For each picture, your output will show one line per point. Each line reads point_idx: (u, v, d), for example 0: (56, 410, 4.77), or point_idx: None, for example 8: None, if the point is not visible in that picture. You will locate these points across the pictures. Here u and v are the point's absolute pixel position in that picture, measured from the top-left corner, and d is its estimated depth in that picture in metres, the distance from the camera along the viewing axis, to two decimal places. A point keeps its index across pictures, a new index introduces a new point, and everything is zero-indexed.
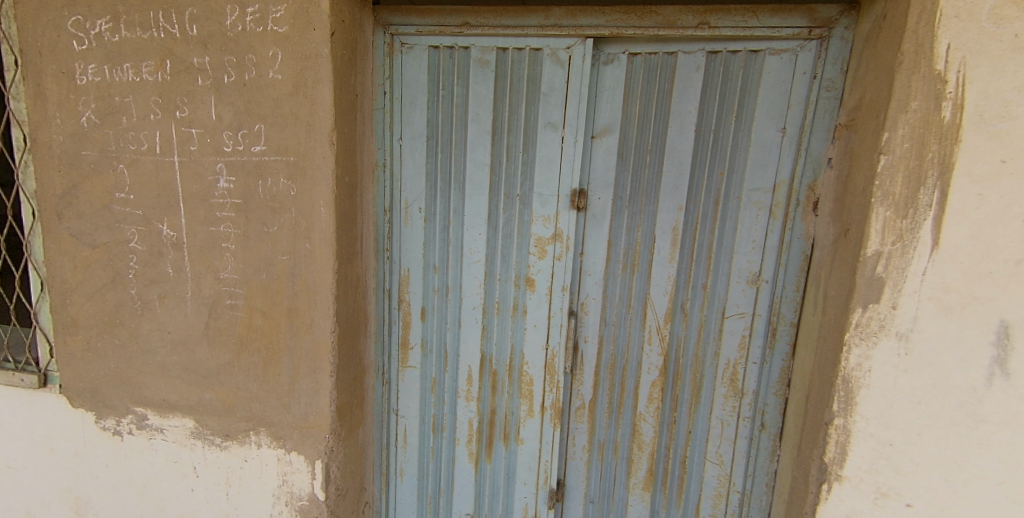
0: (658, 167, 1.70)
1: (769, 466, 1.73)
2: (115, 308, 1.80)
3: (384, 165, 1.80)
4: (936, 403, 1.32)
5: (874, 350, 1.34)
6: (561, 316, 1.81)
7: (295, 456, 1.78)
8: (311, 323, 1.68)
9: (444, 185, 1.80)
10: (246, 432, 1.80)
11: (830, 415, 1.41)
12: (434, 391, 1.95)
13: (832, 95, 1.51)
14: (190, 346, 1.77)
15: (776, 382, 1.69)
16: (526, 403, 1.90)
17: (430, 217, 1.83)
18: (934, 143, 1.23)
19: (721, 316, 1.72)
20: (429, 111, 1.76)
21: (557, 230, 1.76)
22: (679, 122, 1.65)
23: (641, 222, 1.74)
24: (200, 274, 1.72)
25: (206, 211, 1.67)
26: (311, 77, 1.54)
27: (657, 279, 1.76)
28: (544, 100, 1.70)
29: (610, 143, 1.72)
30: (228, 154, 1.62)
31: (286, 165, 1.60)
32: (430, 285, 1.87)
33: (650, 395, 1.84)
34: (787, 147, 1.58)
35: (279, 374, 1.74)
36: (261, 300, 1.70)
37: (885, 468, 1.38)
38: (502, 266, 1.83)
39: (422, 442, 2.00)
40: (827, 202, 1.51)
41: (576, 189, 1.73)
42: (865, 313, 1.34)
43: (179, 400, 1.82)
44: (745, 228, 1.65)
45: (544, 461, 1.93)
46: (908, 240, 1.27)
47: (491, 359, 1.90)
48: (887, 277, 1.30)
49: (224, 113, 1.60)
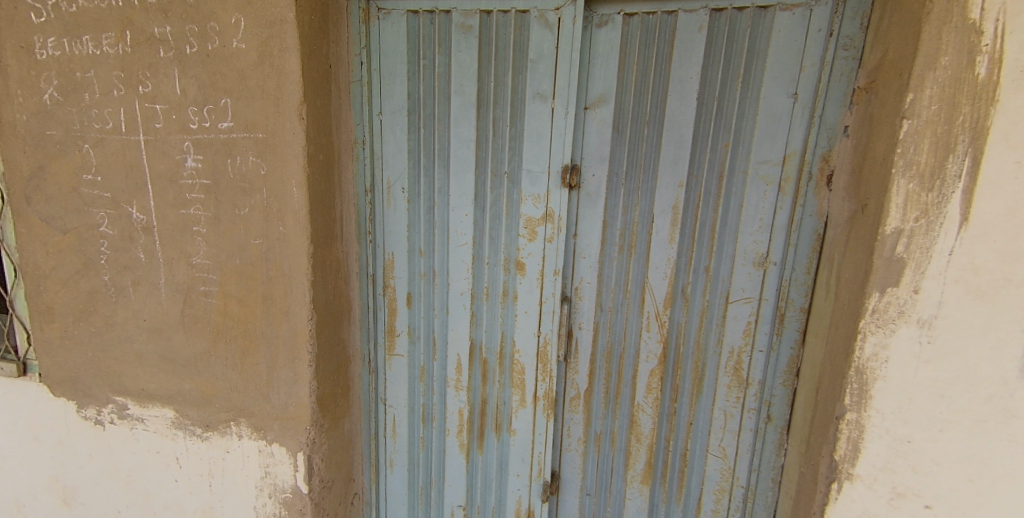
0: (657, 140, 1.56)
1: (775, 460, 1.63)
2: (89, 295, 1.73)
3: (363, 142, 1.69)
4: (961, 397, 1.19)
5: (892, 338, 1.21)
6: (553, 302, 1.71)
7: (276, 448, 1.71)
8: (287, 311, 1.60)
9: (427, 163, 1.69)
10: (227, 423, 1.73)
11: (842, 409, 1.29)
12: (423, 380, 1.87)
13: (851, 55, 1.35)
14: (166, 335, 1.70)
15: (784, 372, 1.57)
16: (518, 393, 1.82)
17: (414, 197, 1.72)
18: (966, 103, 1.08)
19: (724, 300, 1.60)
20: (410, 83, 1.64)
21: (548, 210, 1.64)
22: (680, 90, 1.51)
23: (638, 200, 1.61)
24: (172, 260, 1.63)
25: (174, 193, 1.58)
26: (276, 46, 1.43)
27: (657, 262, 1.63)
28: (532, 68, 1.57)
29: (605, 114, 1.58)
30: (194, 131, 1.52)
31: (254, 142, 1.49)
32: (416, 269, 1.77)
33: (648, 385, 1.73)
34: (799, 114, 1.43)
35: (256, 363, 1.66)
36: (236, 286, 1.61)
37: (902, 467, 1.26)
38: (490, 250, 1.72)
39: (411, 432, 1.92)
40: (842, 175, 1.37)
41: (568, 165, 1.60)
42: (883, 298, 1.20)
43: (159, 390, 1.76)
44: (751, 205, 1.51)
45: (537, 452, 1.84)
46: (933, 215, 1.13)
47: (481, 347, 1.81)
48: (909, 258, 1.16)
49: (189, 88, 1.50)
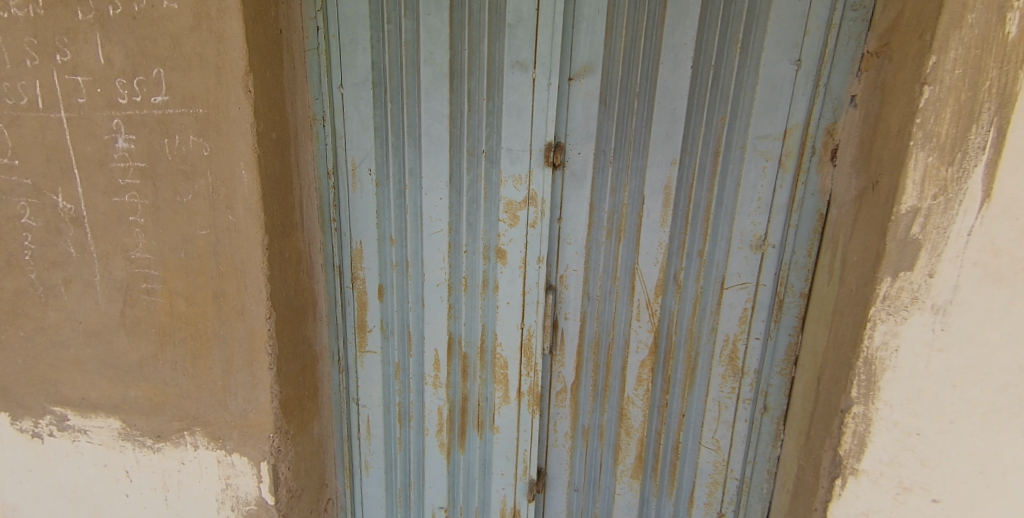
0: (648, 113, 1.43)
1: (771, 452, 1.56)
2: (15, 295, 1.53)
3: (323, 119, 1.52)
4: (975, 387, 1.12)
5: (904, 326, 1.13)
6: (537, 292, 1.58)
7: (237, 458, 1.56)
8: (242, 309, 1.43)
9: (396, 141, 1.53)
10: (180, 433, 1.57)
11: (848, 402, 1.20)
12: (398, 377, 1.74)
13: (859, 17, 1.24)
14: (105, 338, 1.52)
15: (781, 361, 1.49)
16: (501, 389, 1.70)
17: (382, 180, 1.56)
18: (993, 67, 0.98)
19: (719, 286, 1.50)
20: (373, 51, 1.46)
21: (530, 192, 1.51)
22: (673, 58, 1.38)
23: (628, 180, 1.49)
24: (107, 254, 1.45)
25: (105, 178, 1.38)
26: (214, 5, 1.25)
27: (647, 247, 1.52)
28: (510, 34, 1.41)
29: (591, 86, 1.44)
30: (123, 107, 1.33)
31: (195, 119, 1.31)
32: (388, 259, 1.62)
33: (639, 377, 1.63)
34: (802, 83, 1.31)
35: (210, 367, 1.50)
36: (182, 283, 1.44)
37: (910, 461, 1.19)
38: (468, 236, 1.57)
39: (386, 433, 1.79)
40: (849, 149, 1.27)
41: (551, 142, 1.47)
42: (896, 283, 1.11)
43: (101, 399, 1.58)
44: (748, 184, 1.40)
45: (522, 450, 1.74)
46: (953, 192, 1.04)
47: (460, 341, 1.68)
48: (925, 239, 1.07)
49: (114, 56, 1.30)
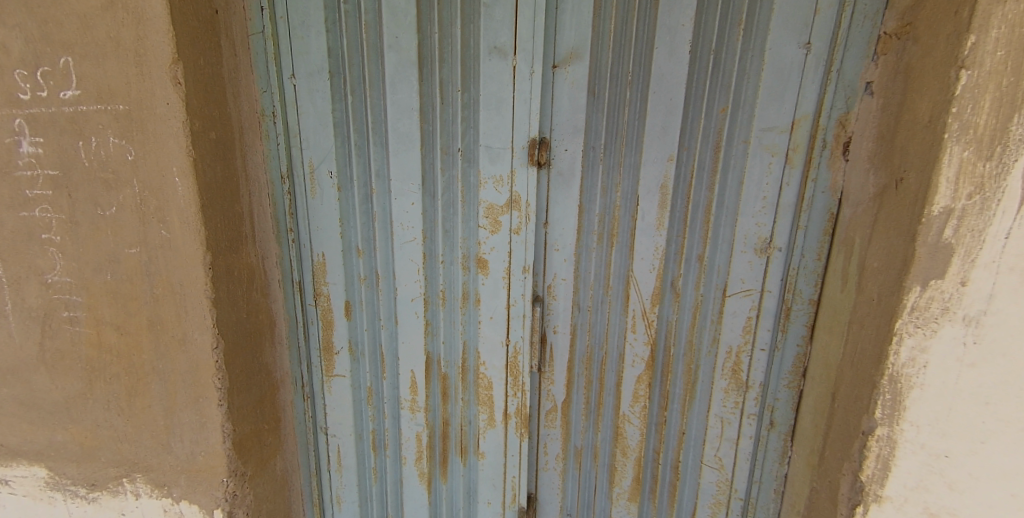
0: (642, 105, 1.29)
1: (778, 470, 1.44)
2: None
3: (273, 114, 1.34)
4: (1009, 404, 1.02)
5: (933, 339, 1.01)
6: (523, 304, 1.43)
7: (186, 506, 1.36)
8: (183, 338, 1.24)
9: (359, 140, 1.34)
10: (117, 480, 1.36)
11: (871, 424, 1.09)
12: (370, 402, 1.56)
13: None
14: (22, 376, 1.30)
15: (789, 373, 1.37)
16: (485, 411, 1.54)
17: (344, 184, 1.37)
18: None
19: (721, 294, 1.37)
20: (329, 36, 1.28)
21: (513, 194, 1.35)
22: (668, 42, 1.24)
23: (620, 179, 1.35)
24: (19, 279, 1.23)
25: (11, 190, 1.17)
26: None
27: (643, 252, 1.38)
28: (486, 16, 1.25)
29: (578, 74, 1.29)
30: (26, 104, 1.13)
31: (115, 117, 1.12)
32: (354, 272, 1.44)
33: (635, 393, 1.49)
34: (812, 69, 1.19)
35: (149, 405, 1.30)
36: (110, 309, 1.23)
37: (938, 485, 1.09)
38: (444, 246, 1.41)
39: (360, 463, 1.62)
40: (864, 142, 1.15)
41: (535, 139, 1.31)
42: (925, 293, 0.99)
43: (23, 444, 1.36)
44: (753, 181, 1.28)
45: (510, 476, 1.59)
46: (991, 191, 0.93)
47: (439, 360, 1.51)
48: (958, 243, 0.96)
49: (12, 43, 1.10)
